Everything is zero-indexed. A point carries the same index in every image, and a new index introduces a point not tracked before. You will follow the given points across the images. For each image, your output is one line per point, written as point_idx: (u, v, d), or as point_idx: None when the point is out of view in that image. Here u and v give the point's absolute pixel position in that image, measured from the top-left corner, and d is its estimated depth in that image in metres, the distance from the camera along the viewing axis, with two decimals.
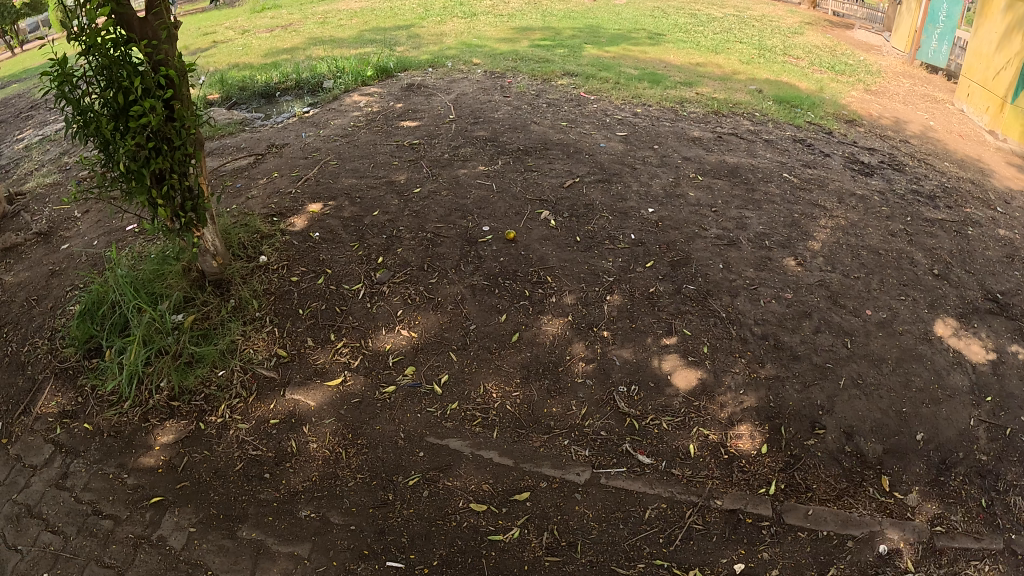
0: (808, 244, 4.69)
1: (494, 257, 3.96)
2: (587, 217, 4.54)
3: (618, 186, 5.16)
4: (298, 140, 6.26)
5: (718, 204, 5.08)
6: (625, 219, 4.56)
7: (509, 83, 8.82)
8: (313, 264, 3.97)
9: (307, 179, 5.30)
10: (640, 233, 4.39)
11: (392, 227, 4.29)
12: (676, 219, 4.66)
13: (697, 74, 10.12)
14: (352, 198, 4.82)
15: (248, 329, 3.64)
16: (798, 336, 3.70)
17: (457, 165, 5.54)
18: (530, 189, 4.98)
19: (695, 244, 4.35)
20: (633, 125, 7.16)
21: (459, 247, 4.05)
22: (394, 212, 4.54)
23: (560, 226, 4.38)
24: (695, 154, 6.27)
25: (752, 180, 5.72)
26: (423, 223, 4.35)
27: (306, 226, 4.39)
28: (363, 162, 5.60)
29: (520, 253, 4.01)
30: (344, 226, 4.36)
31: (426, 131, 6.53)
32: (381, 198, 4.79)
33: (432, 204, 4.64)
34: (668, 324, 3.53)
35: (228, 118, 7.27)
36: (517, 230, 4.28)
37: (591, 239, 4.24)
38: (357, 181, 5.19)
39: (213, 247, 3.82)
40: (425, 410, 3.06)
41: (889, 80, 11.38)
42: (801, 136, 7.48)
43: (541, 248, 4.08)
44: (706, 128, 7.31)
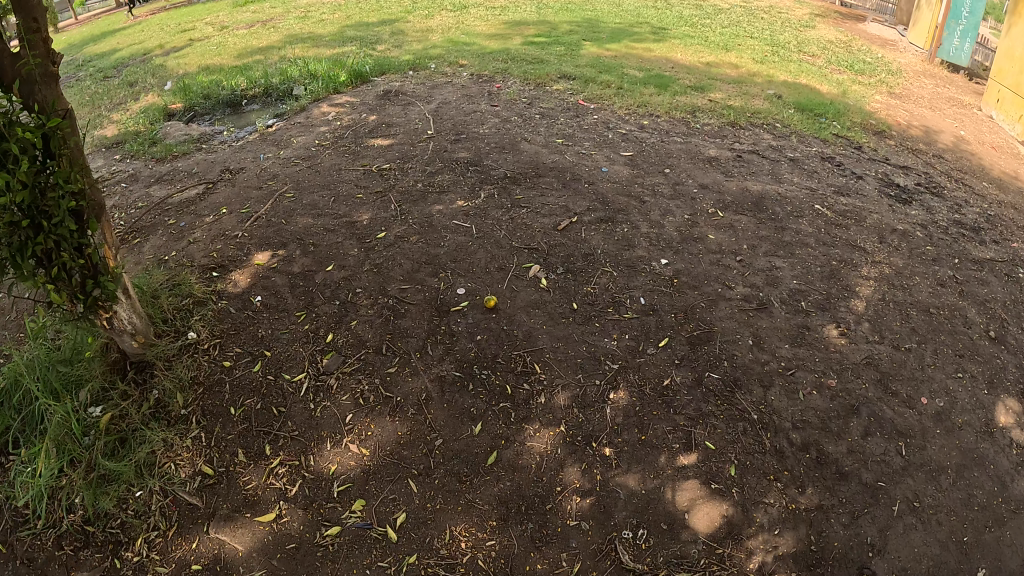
0: (848, 304, 3.96)
1: (472, 333, 3.19)
2: (585, 271, 3.75)
3: (620, 226, 4.41)
4: (256, 165, 5.61)
5: (742, 248, 4.32)
6: (632, 272, 3.78)
7: (499, 89, 8.07)
8: (251, 343, 3.25)
9: (260, 217, 4.57)
10: (649, 293, 3.61)
11: (349, 289, 3.55)
12: (693, 273, 3.89)
13: (708, 77, 9.35)
14: (307, 244, 4.10)
15: (170, 435, 2.89)
16: (843, 445, 3.06)
17: (434, 200, 4.82)
18: (517, 232, 4.22)
19: (718, 310, 3.59)
20: (637, 143, 6.41)
21: (426, 318, 3.29)
22: (354, 265, 3.79)
23: (552, 285, 3.57)
24: (711, 180, 5.53)
25: (778, 214, 4.98)
26: (386, 282, 3.59)
27: (248, 287, 3.65)
28: (325, 195, 4.92)
29: (500, 328, 3.23)
30: (291, 286, 3.62)
31: (402, 153, 5.81)
32: (342, 246, 4.05)
33: (398, 254, 3.89)
34: (686, 435, 2.86)
35: (186, 135, 6.57)
36: (499, 291, 3.50)
37: (590, 304, 3.45)
38: (315, 220, 4.46)
39: (131, 325, 3.04)
40: (374, 566, 2.40)
41: (912, 81, 10.60)
42: (826, 154, 6.74)
43: (528, 320, 3.28)
44: (721, 146, 6.57)
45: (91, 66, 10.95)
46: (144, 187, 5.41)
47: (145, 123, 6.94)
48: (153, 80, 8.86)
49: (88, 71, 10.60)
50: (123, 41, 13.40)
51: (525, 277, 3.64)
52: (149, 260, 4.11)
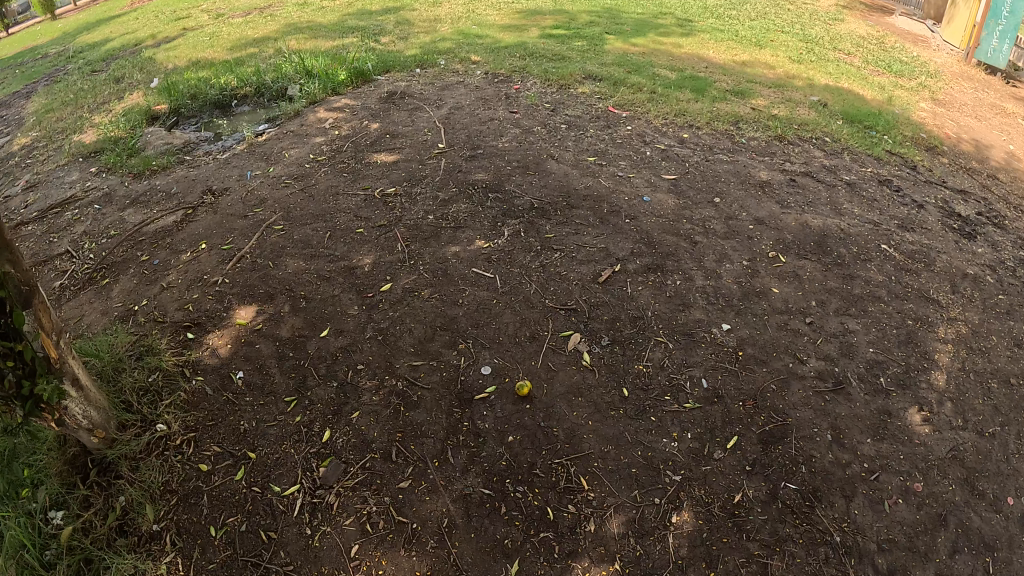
0: (925, 377, 3.46)
1: (502, 432, 2.71)
2: (635, 337, 3.34)
3: (670, 278, 3.97)
4: (243, 186, 5.03)
5: (811, 306, 3.83)
6: (691, 343, 3.33)
7: (517, 91, 7.46)
8: (231, 438, 2.70)
9: (244, 256, 4.01)
10: (710, 371, 3.17)
11: (351, 365, 3.04)
12: (758, 342, 3.42)
13: (746, 78, 8.75)
14: (297, 296, 3.58)
15: (140, 559, 2.33)
16: (933, 568, 2.58)
17: (449, 238, 4.29)
18: (550, 285, 3.77)
19: (787, 395, 3.11)
20: (678, 162, 5.87)
21: (445, 411, 2.82)
22: (356, 330, 3.27)
23: (596, 361, 3.14)
24: (765, 213, 5.03)
25: (843, 257, 4.45)
26: (393, 357, 3.10)
27: (228, 356, 3.10)
28: (320, 228, 4.38)
29: (538, 425, 2.76)
30: (279, 357, 3.09)
31: (410, 173, 5.24)
32: (342, 302, 3.52)
33: (407, 316, 3.39)
34: (763, 569, 2.39)
35: (167, 144, 5.97)
36: (531, 372, 3.04)
37: (638, 392, 2.98)
38: (309, 264, 3.92)
39: (87, 419, 2.49)
40: None
41: (953, 84, 9.99)
42: (881, 175, 6.19)
43: (568, 414, 2.83)
44: (770, 166, 6.03)
45: (80, 57, 10.31)
46: (117, 210, 4.82)
47: (124, 128, 6.33)
48: (140, 75, 8.23)
49: (76, 62, 9.96)
50: (119, 29, 12.76)
51: (564, 351, 3.18)
52: (114, 311, 3.57)
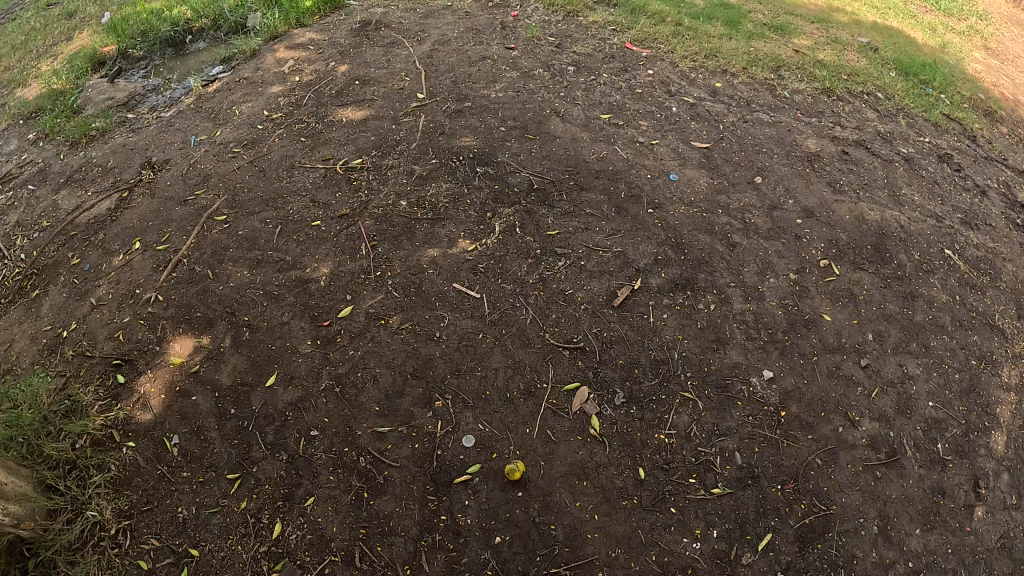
0: (985, 440, 3.21)
1: (490, 531, 2.55)
2: (650, 396, 3.02)
3: (697, 302, 3.49)
4: (185, 158, 4.51)
5: (868, 341, 3.47)
6: (726, 403, 3.05)
7: (518, 20, 6.51)
8: (169, 529, 2.54)
9: (180, 261, 3.63)
10: (742, 443, 2.91)
11: (306, 433, 2.81)
12: (806, 398, 3.14)
13: (782, 9, 7.70)
14: (241, 322, 3.27)
15: None
16: None
17: (424, 236, 3.76)
18: (550, 311, 3.33)
19: (835, 474, 2.89)
20: (710, 124, 5.13)
21: (413, 501, 2.62)
22: (310, 379, 2.99)
23: (608, 429, 2.88)
24: (815, 200, 4.41)
25: (903, 268, 3.96)
26: (354, 421, 2.83)
27: (161, 415, 2.88)
28: (269, 220, 3.95)
29: (533, 521, 2.59)
30: (219, 416, 2.87)
31: (381, 137, 4.62)
32: (296, 334, 3.18)
33: (370, 357, 3.07)
34: None
35: (110, 100, 5.40)
36: (524, 444, 2.79)
37: (658, 476, 2.76)
38: (252, 275, 3.53)
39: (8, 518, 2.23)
40: None
41: (1006, 27, 8.93)
42: (939, 148, 5.46)
43: (566, 504, 2.64)
44: (817, 132, 5.27)
45: None
46: (51, 191, 4.38)
47: (67, 80, 5.72)
48: (95, 4, 7.35)
49: None
50: None
51: (571, 415, 2.90)
52: (45, 336, 3.27)
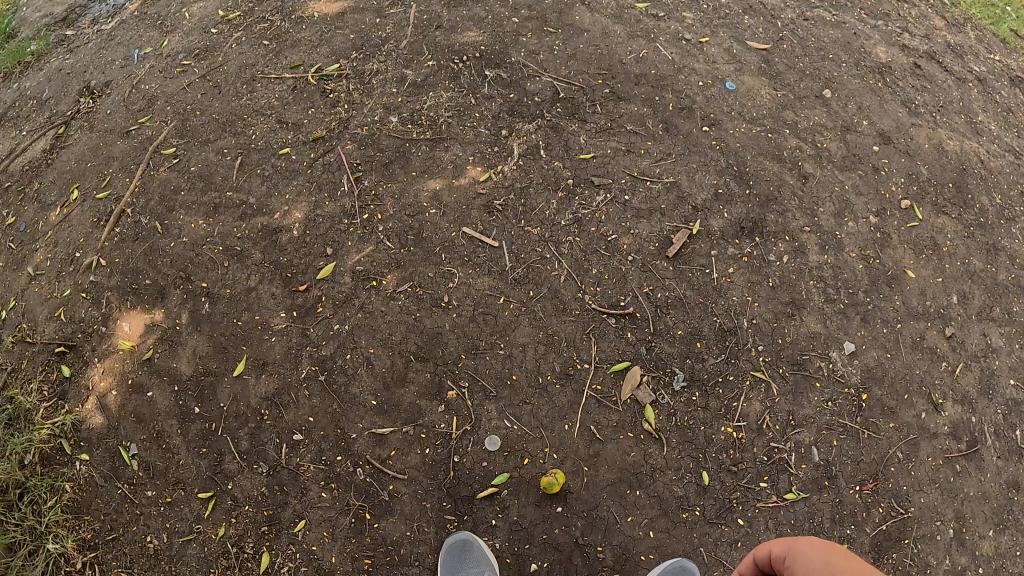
0: None
1: (523, 557, 2.14)
2: (716, 379, 2.43)
3: (767, 254, 2.73)
4: (128, 78, 3.69)
5: (952, 305, 2.82)
6: (803, 384, 2.50)
7: None
8: (140, 562, 2.36)
9: (123, 212, 3.05)
10: (820, 434, 2.42)
11: (286, 435, 2.40)
12: (889, 377, 2.57)
13: None
14: (197, 288, 2.78)
15: None
16: None
17: (423, 163, 2.84)
18: (589, 267, 2.51)
19: (914, 470, 2.43)
20: (766, 18, 3.93)
21: (424, 522, 2.18)
22: (288, 366, 2.50)
23: (666, 422, 2.32)
24: (891, 122, 3.46)
25: (986, 213, 3.20)
26: (346, 420, 2.32)
27: (115, 417, 2.57)
28: (226, 147, 3.22)
29: (575, 543, 2.16)
30: (181, 416, 2.53)
31: (362, 33, 3.65)
32: (265, 304, 2.66)
33: (357, 332, 2.42)
34: None
35: (47, 17, 4.58)
36: (563, 445, 2.24)
37: (721, 485, 2.28)
38: (210, 226, 2.94)
39: None
40: None
41: None
42: (1011, 69, 4.39)
43: (616, 520, 2.19)
44: (885, 38, 4.09)
45: None
46: None
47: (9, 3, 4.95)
48: None
49: None
50: None
51: (620, 408, 2.31)
52: None
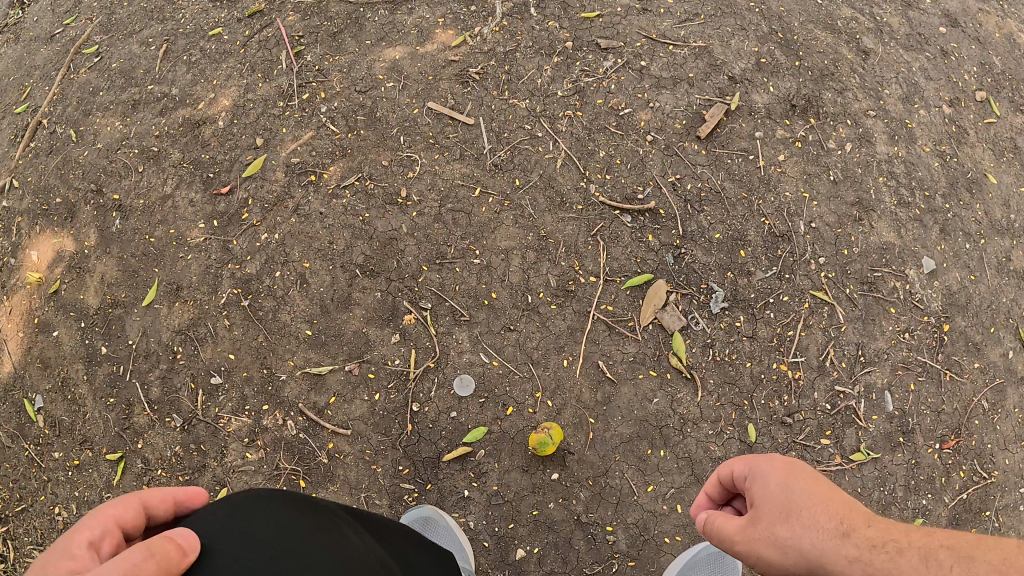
0: None
1: (505, 539, 1.58)
2: (766, 301, 1.80)
3: (826, 139, 2.02)
4: None
5: None
6: (874, 309, 1.86)
7: None
8: (51, 540, 1.82)
9: (40, 124, 2.33)
10: (895, 376, 1.81)
11: (204, 379, 1.83)
12: (975, 303, 1.90)
13: None
14: (106, 201, 2.14)
15: None
16: None
17: (379, 29, 2.05)
18: (598, 136, 1.85)
19: (1000, 423, 1.81)
20: None
21: (373, 493, 1.60)
22: (205, 292, 1.91)
23: (700, 357, 1.71)
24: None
25: None
26: (274, 358, 1.72)
27: (19, 364, 1.99)
28: (157, 34, 2.39)
29: (575, 520, 1.59)
30: (88, 360, 1.94)
31: None
32: (182, 214, 2.05)
33: (287, 240, 1.79)
34: None
35: None
36: (560, 389, 1.64)
37: (771, 440, 1.72)
38: (126, 126, 2.24)
39: None
40: None
41: None
42: None
43: (630, 490, 1.62)
44: None
45: None
46: None
47: None
48: None
49: None
50: None
51: (639, 338, 1.69)
52: None
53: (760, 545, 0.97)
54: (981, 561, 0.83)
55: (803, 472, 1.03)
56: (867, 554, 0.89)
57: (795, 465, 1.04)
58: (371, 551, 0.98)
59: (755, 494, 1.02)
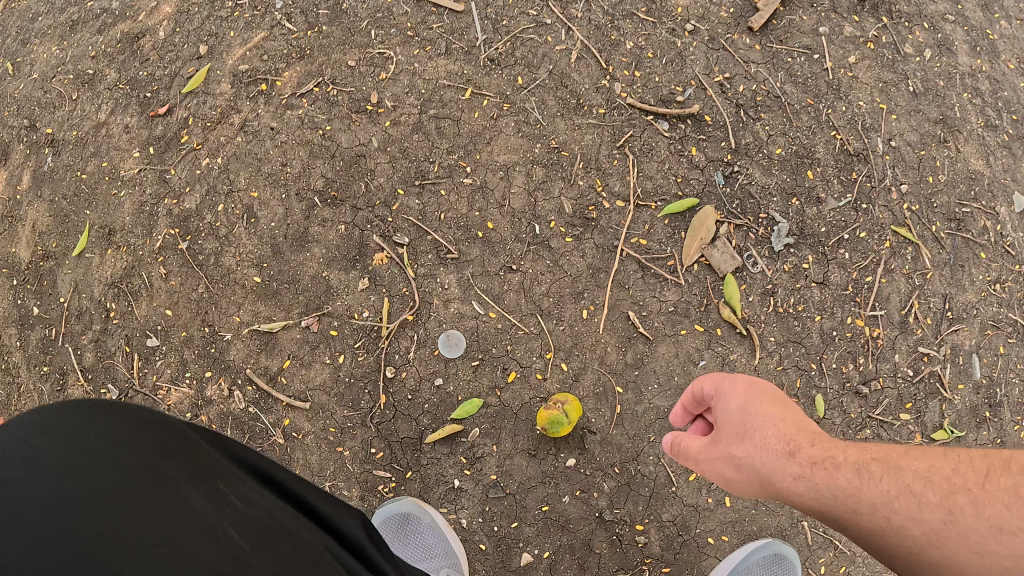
0: None
1: (506, 540, 1.24)
2: (840, 237, 1.41)
3: (901, 44, 1.51)
4: None
5: None
6: (963, 253, 1.44)
7: None
8: None
9: None
10: (985, 337, 1.41)
11: (139, 342, 1.41)
12: None
13: None
14: (39, 138, 1.57)
15: None
16: None
17: None
18: (617, 24, 1.42)
19: None
20: None
21: (341, 483, 1.27)
22: (140, 236, 1.46)
23: (757, 307, 1.33)
24: None
25: None
26: (218, 314, 1.35)
27: None
28: None
29: (596, 517, 1.25)
30: (20, 330, 1.47)
31: None
32: (115, 141, 1.53)
33: (231, 163, 1.40)
34: None
35: None
36: (575, 349, 1.28)
37: (841, 416, 1.37)
38: (61, 49, 1.60)
39: None
40: None
41: None
42: None
43: (665, 478, 1.26)
44: None
45: None
46: None
47: None
48: None
49: None
50: None
51: (680, 281, 1.31)
52: None
53: (715, 467, 0.88)
54: (908, 471, 0.81)
55: (770, 393, 0.89)
56: (810, 472, 0.81)
57: (759, 380, 0.91)
58: (229, 508, 0.70)
59: (717, 414, 0.91)
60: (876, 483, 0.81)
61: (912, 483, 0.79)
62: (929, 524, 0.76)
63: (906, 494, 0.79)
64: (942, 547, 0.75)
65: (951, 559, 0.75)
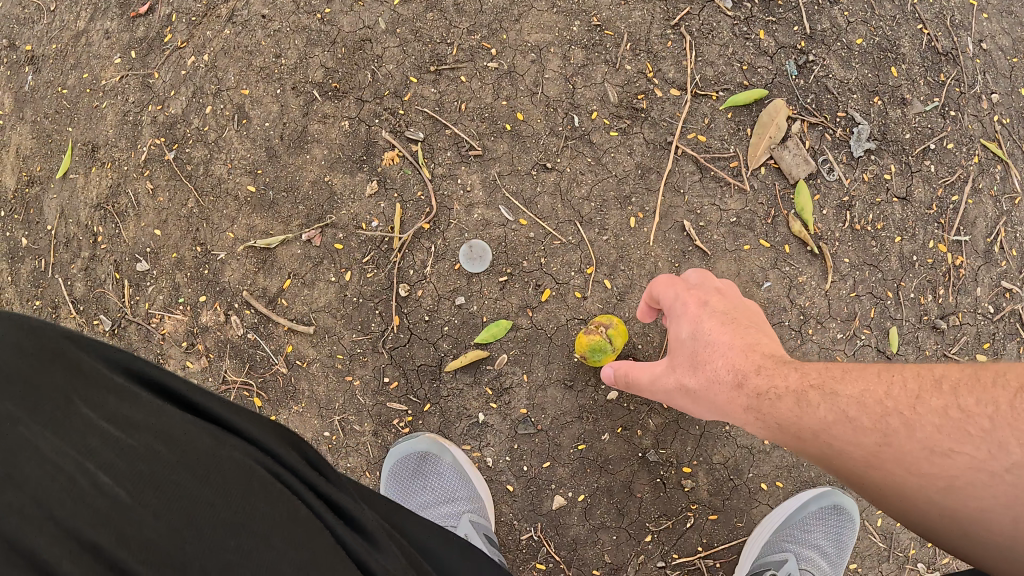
0: None
1: (535, 480, 1.10)
2: (925, 146, 1.19)
3: None
4: None
5: None
6: None
7: None
8: None
9: None
10: None
11: (129, 267, 1.21)
12: None
13: None
14: (20, 57, 1.33)
15: None
16: None
17: None
18: None
19: None
20: None
21: (351, 417, 1.12)
22: (124, 149, 1.24)
23: (830, 220, 1.15)
24: None
25: None
26: (209, 232, 1.18)
27: None
28: None
29: (637, 458, 1.10)
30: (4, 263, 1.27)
31: None
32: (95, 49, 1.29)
33: (219, 59, 1.22)
34: None
35: None
36: (619, 266, 1.11)
37: (916, 353, 1.17)
38: None
39: None
40: None
41: None
42: None
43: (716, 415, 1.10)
44: None
45: None
46: None
47: None
48: None
49: None
50: None
51: (745, 186, 1.14)
52: None
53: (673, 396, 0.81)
54: (845, 397, 0.67)
55: (728, 314, 0.79)
56: (756, 402, 0.71)
57: (712, 296, 0.82)
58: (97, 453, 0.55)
59: (672, 338, 0.83)
60: (813, 412, 0.67)
61: (847, 408, 0.66)
62: (863, 450, 0.64)
63: (842, 421, 0.66)
64: (883, 473, 0.64)
65: (892, 481, 0.63)
